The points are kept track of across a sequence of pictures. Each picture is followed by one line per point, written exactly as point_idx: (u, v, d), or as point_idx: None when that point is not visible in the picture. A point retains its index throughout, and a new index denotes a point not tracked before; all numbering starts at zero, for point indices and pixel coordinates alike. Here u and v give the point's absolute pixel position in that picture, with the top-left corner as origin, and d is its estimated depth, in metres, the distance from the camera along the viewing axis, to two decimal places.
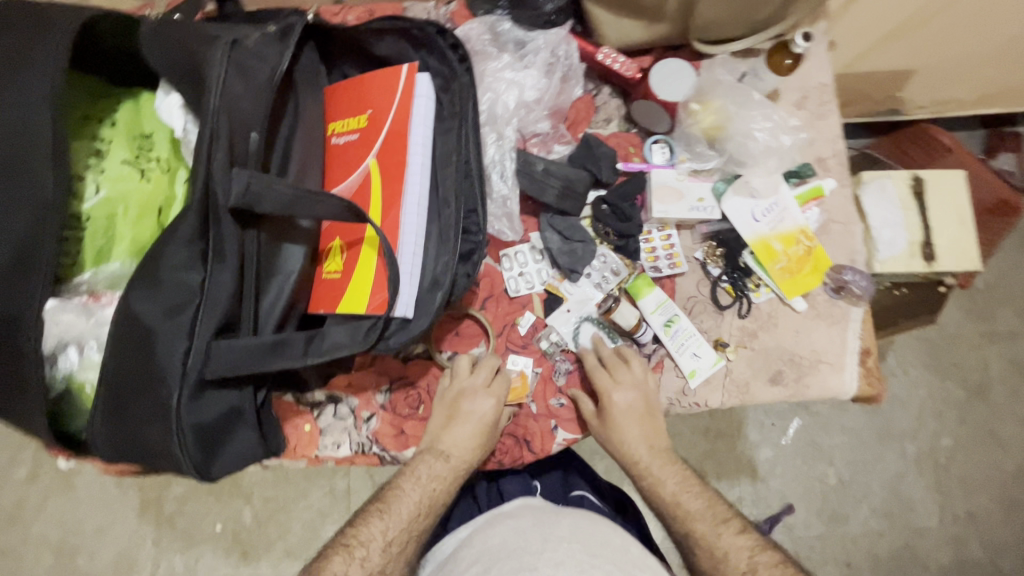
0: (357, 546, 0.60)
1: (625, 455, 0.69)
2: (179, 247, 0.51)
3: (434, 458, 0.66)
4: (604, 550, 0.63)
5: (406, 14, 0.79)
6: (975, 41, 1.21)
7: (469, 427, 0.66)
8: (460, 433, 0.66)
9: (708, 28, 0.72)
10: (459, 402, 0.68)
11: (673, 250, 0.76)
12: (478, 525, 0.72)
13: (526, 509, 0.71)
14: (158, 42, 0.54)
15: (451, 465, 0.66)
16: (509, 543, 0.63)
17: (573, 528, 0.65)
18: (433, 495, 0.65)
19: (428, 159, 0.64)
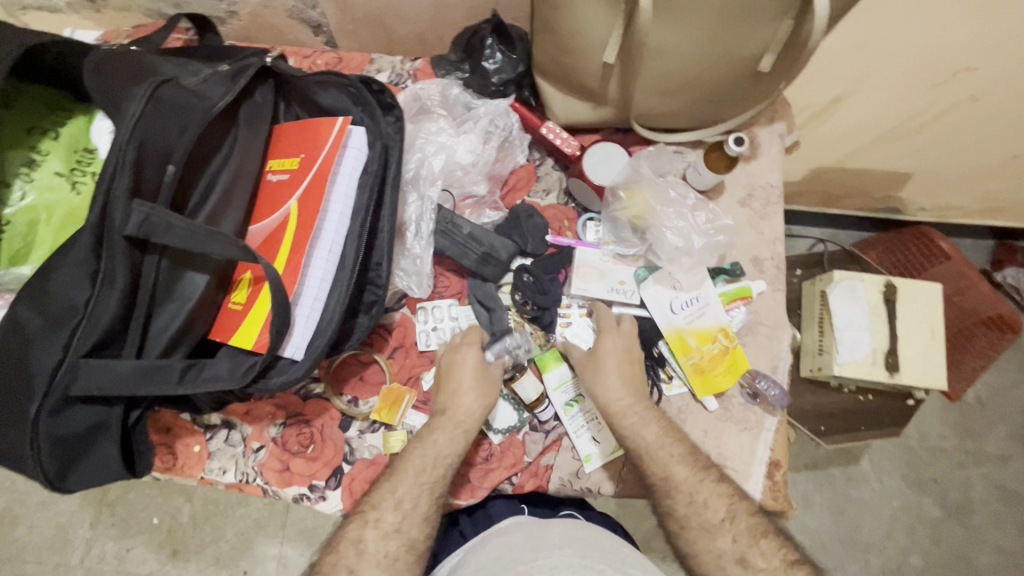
0: (370, 508, 0.61)
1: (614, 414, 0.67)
2: (70, 265, 0.54)
3: (437, 421, 0.67)
4: (600, 552, 0.62)
5: (372, 65, 0.83)
6: (969, 154, 1.19)
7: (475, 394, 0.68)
8: (456, 384, 0.68)
9: (648, 117, 0.75)
10: (448, 362, 0.70)
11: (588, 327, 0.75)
12: (469, 549, 0.71)
13: (520, 525, 0.70)
14: (98, 70, 0.58)
15: (458, 431, 0.66)
16: (501, 559, 0.63)
17: (565, 536, 0.65)
18: (437, 446, 0.65)
19: (347, 209, 0.65)
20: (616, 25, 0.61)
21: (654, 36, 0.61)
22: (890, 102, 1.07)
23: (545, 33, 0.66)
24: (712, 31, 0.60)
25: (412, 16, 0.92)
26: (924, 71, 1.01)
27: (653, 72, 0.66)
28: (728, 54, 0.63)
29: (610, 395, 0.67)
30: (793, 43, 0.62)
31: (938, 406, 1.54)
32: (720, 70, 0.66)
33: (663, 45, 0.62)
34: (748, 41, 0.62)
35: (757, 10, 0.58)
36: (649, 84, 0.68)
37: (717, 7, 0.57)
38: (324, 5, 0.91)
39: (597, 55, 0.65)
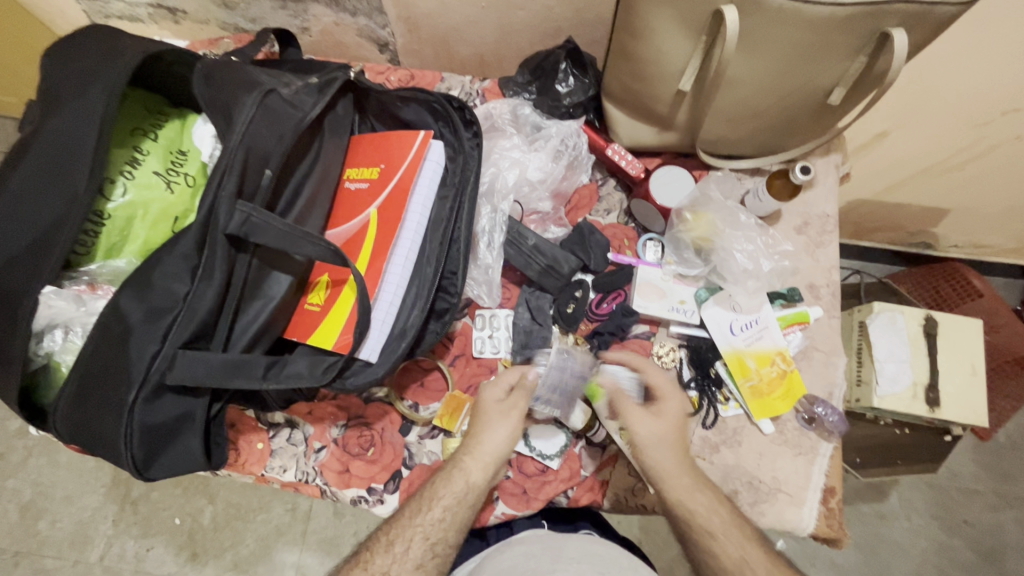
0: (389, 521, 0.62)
1: (663, 470, 0.66)
2: (173, 259, 0.56)
3: (465, 460, 0.66)
4: (615, 568, 0.64)
5: (443, 83, 0.87)
6: (1009, 193, 1.20)
7: (498, 433, 0.67)
8: (485, 427, 0.67)
9: (712, 143, 0.77)
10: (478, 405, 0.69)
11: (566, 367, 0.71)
12: (486, 554, 0.72)
13: (534, 534, 0.71)
14: (208, 78, 0.62)
15: (478, 470, 0.65)
16: (519, 567, 0.64)
17: (582, 549, 0.66)
18: (467, 487, 0.64)
19: (425, 217, 0.68)
20: (695, 56, 0.64)
21: (730, 66, 0.64)
22: (936, 139, 1.09)
23: (620, 60, 0.69)
24: (787, 64, 0.63)
25: (477, 39, 0.96)
26: (971, 111, 1.02)
27: (724, 100, 0.69)
28: (799, 86, 0.66)
29: (659, 457, 0.66)
30: (864, 77, 0.64)
31: (968, 444, 1.53)
32: (789, 102, 0.68)
33: (738, 76, 0.65)
34: (821, 75, 0.64)
35: (834, 46, 0.60)
36: (719, 112, 0.71)
37: (797, 41, 0.60)
38: (394, 25, 0.96)
39: (672, 82, 0.68)
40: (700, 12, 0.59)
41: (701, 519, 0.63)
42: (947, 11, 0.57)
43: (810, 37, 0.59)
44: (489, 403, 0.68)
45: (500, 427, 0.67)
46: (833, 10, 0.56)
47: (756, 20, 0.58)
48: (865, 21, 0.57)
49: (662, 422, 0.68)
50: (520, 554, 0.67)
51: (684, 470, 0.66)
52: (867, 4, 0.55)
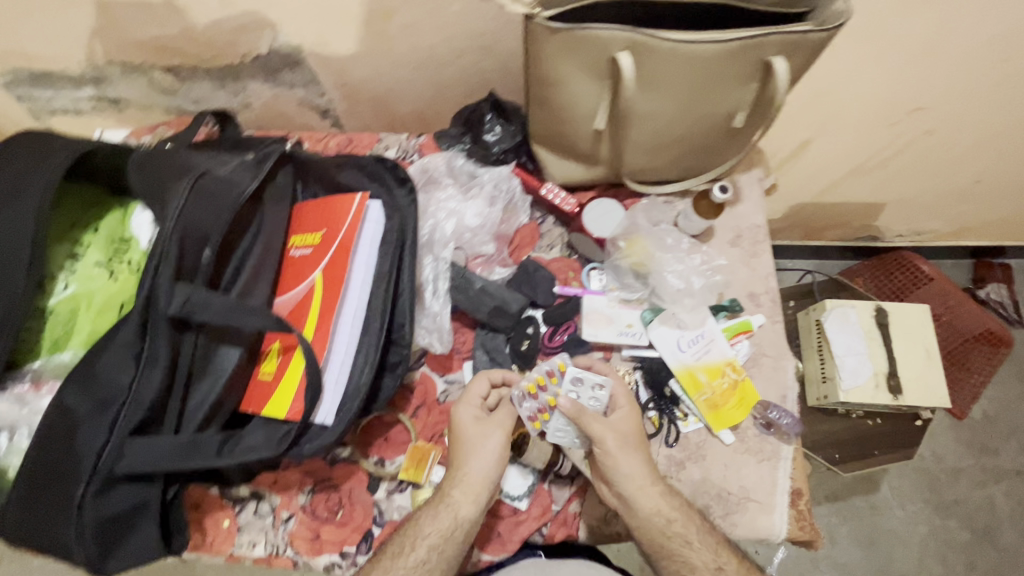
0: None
1: (653, 510, 0.66)
2: (116, 349, 0.57)
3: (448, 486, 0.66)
4: None
5: (380, 143, 0.91)
6: (934, 181, 1.28)
7: (485, 452, 0.67)
8: (470, 448, 0.67)
9: (638, 172, 0.81)
10: (455, 427, 0.69)
11: (583, 385, 0.70)
12: None
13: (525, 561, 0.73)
14: (142, 169, 0.64)
15: (469, 488, 0.66)
16: None
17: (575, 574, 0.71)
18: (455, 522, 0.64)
19: (369, 275, 0.70)
20: (604, 97, 0.68)
21: (637, 103, 0.68)
22: (857, 142, 1.16)
23: (538, 108, 0.73)
24: (688, 96, 0.68)
25: (411, 99, 1.00)
26: (881, 113, 1.09)
27: (640, 133, 0.73)
28: (705, 114, 0.71)
29: (643, 494, 0.66)
30: (761, 101, 0.70)
31: (947, 425, 1.57)
32: (700, 129, 0.73)
33: (647, 111, 0.70)
34: (722, 102, 0.69)
35: (727, 77, 0.66)
36: (637, 144, 0.75)
37: (692, 76, 0.65)
38: (331, 92, 1.00)
39: (588, 122, 0.72)
40: (601, 59, 0.64)
41: (667, 544, 0.66)
42: (817, 38, 0.63)
43: (702, 70, 0.64)
44: (466, 424, 0.68)
45: (486, 447, 0.67)
46: (715, 47, 0.61)
47: (651, 62, 0.63)
48: (748, 53, 0.63)
49: (634, 454, 0.67)
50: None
51: (636, 465, 0.67)
52: (745, 39, 0.61)
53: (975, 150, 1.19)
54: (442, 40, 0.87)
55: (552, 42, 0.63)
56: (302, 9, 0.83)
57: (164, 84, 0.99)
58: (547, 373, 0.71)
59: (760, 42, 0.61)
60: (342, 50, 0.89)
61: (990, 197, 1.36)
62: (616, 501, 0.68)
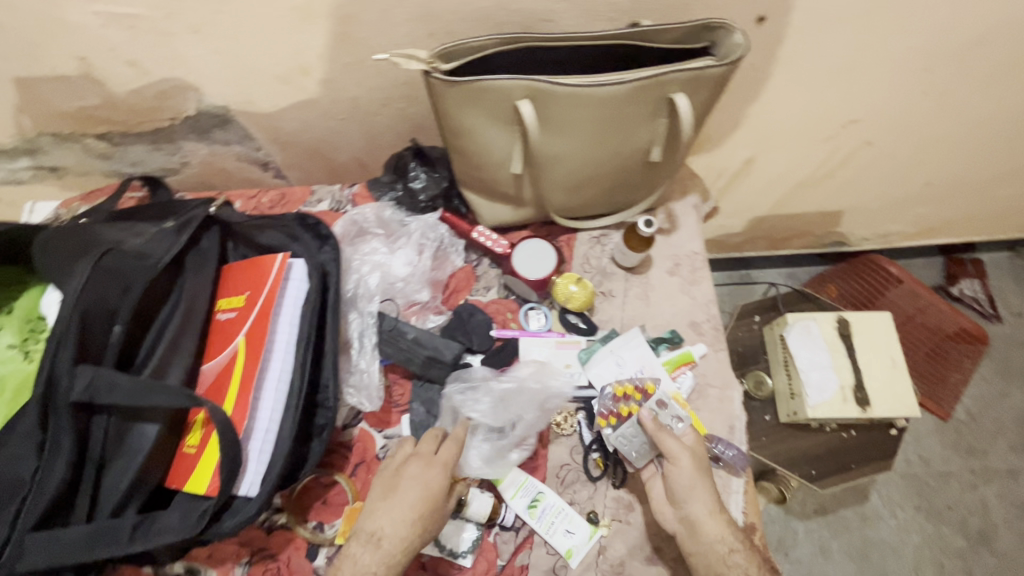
0: None
1: (720, 539, 0.64)
2: (17, 438, 0.56)
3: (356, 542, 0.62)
4: None
5: (313, 196, 0.91)
6: (887, 186, 1.28)
7: (401, 504, 0.63)
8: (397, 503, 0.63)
9: (567, 210, 0.81)
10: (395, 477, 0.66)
11: (666, 408, 0.73)
12: None
13: None
14: (47, 248, 0.63)
15: (382, 545, 0.61)
16: None
17: None
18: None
19: (292, 337, 0.69)
20: (516, 142, 0.68)
21: (549, 145, 0.69)
22: (801, 157, 1.15)
23: (455, 155, 0.73)
24: (600, 136, 0.68)
25: (347, 147, 1.00)
26: (820, 129, 1.08)
27: (558, 174, 0.73)
28: (621, 151, 0.71)
29: (700, 514, 0.65)
30: (673, 135, 0.70)
31: (931, 427, 1.54)
32: (618, 165, 0.73)
33: (560, 153, 0.70)
34: (635, 139, 0.69)
35: (634, 114, 0.66)
36: (557, 184, 0.75)
37: (597, 116, 0.65)
38: (267, 146, 0.99)
39: (506, 167, 0.72)
40: (505, 106, 0.64)
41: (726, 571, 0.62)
42: (714, 72, 0.63)
43: (608, 110, 0.64)
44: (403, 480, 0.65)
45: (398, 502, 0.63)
46: (616, 87, 0.62)
47: (555, 107, 0.64)
48: (651, 91, 0.63)
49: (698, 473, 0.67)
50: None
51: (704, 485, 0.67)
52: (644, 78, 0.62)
53: (919, 155, 1.19)
54: (365, 91, 0.87)
55: (453, 95, 0.63)
56: (219, 72, 0.83)
57: (98, 150, 0.99)
58: (638, 387, 0.75)
59: (659, 80, 0.62)
60: (269, 106, 0.90)
61: (945, 199, 1.36)
62: (677, 525, 0.67)
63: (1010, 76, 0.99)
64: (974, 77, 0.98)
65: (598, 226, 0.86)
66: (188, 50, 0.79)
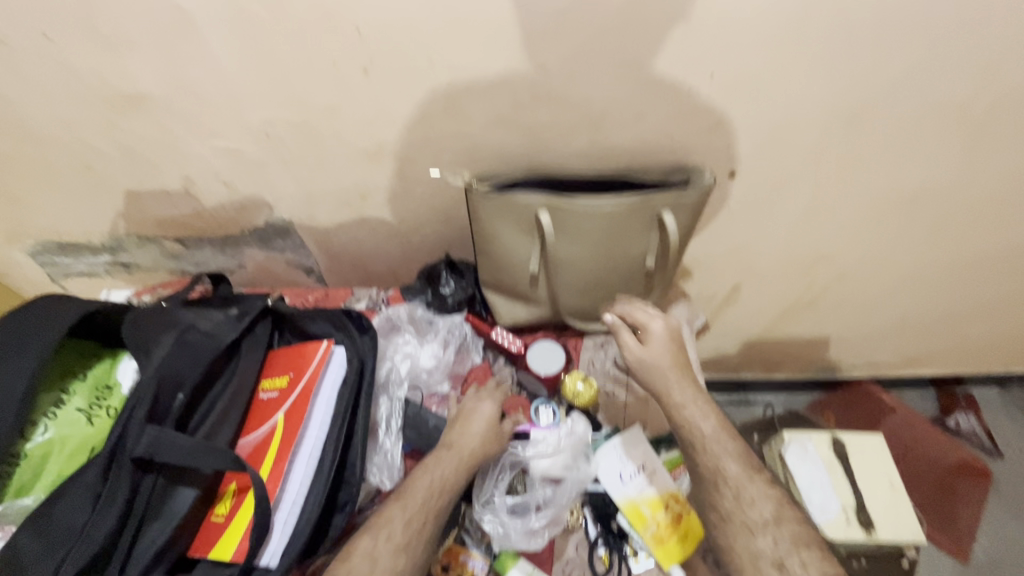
0: None
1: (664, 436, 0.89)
2: (77, 489, 0.62)
3: (445, 452, 0.75)
4: None
5: (353, 297, 1.05)
6: (864, 316, 1.41)
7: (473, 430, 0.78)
8: (467, 428, 0.78)
9: (577, 310, 0.95)
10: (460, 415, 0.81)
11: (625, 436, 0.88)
12: None
13: None
14: (135, 325, 0.74)
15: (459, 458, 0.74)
16: None
17: None
18: (442, 480, 0.72)
19: (327, 416, 0.76)
20: (533, 248, 0.85)
21: (560, 253, 0.85)
22: (781, 287, 1.30)
23: (483, 261, 0.90)
24: (603, 242, 0.84)
25: (385, 260, 1.16)
26: (796, 265, 1.24)
27: (567, 278, 0.89)
28: (620, 260, 0.87)
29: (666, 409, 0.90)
30: (661, 247, 0.87)
31: (947, 567, 1.49)
32: (618, 271, 0.89)
33: (571, 255, 0.85)
34: (630, 250, 0.86)
35: (630, 229, 0.83)
36: (568, 286, 0.91)
37: (599, 228, 0.82)
38: (317, 255, 1.15)
39: (525, 267, 0.88)
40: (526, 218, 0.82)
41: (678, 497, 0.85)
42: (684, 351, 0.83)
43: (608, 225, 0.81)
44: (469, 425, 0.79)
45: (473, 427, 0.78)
46: (614, 206, 0.79)
47: (567, 221, 0.81)
48: (641, 213, 0.81)
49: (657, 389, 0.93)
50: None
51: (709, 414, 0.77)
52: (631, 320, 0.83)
53: (889, 290, 1.33)
54: (408, 215, 1.04)
55: (488, 204, 0.80)
56: (293, 194, 1.01)
57: (172, 251, 1.15)
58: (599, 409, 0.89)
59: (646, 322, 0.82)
60: (326, 223, 1.07)
61: (922, 331, 1.48)
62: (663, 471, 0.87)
63: (956, 227, 1.14)
64: (923, 227, 1.13)
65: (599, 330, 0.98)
66: (273, 176, 0.98)
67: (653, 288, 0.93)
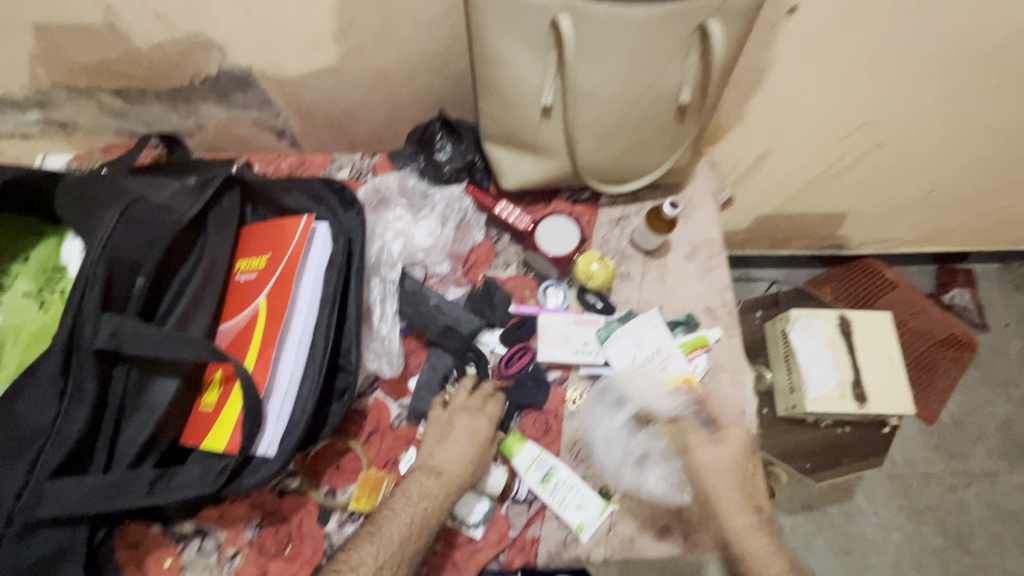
0: None
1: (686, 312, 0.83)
2: (39, 384, 0.56)
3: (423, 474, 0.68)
4: None
5: (334, 164, 0.90)
6: (892, 189, 1.29)
7: (457, 446, 0.70)
8: (453, 446, 0.70)
9: (598, 169, 0.81)
10: (449, 422, 0.72)
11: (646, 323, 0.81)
12: None
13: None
14: (73, 197, 0.63)
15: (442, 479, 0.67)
16: None
17: None
18: (424, 512, 0.64)
19: (314, 301, 0.67)
20: (548, 72, 0.70)
21: (580, 79, 0.69)
22: (811, 157, 1.16)
23: (485, 93, 0.74)
24: (631, 67, 0.68)
25: (366, 119, 0.99)
26: (832, 130, 1.09)
27: (587, 114, 0.73)
28: (650, 91, 0.71)
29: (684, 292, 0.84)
30: (703, 75, 0.71)
31: (917, 430, 1.57)
32: (647, 112, 0.74)
33: (593, 86, 0.70)
34: (663, 77, 0.70)
35: (665, 46, 0.67)
36: (588, 127, 0.75)
37: (629, 43, 0.66)
38: (285, 113, 0.97)
39: (535, 103, 0.73)
40: (540, 29, 0.66)
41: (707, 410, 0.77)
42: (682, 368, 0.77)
43: (642, 36, 0.66)
44: (455, 451, 0.69)
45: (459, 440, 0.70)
46: (650, 11, 0.63)
47: (590, 31, 0.65)
48: (682, 20, 0.65)
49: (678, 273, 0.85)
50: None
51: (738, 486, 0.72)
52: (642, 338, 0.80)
53: (928, 160, 1.19)
54: (391, 61, 0.86)
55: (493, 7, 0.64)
56: (246, 31, 0.81)
57: (112, 107, 0.96)
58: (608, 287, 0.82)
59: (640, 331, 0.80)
60: (292, 70, 0.88)
61: (947, 206, 1.38)
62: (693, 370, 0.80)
63: None
64: (990, 83, 0.98)
65: (630, 188, 0.85)
66: (218, 6, 0.77)
67: (685, 141, 0.79)
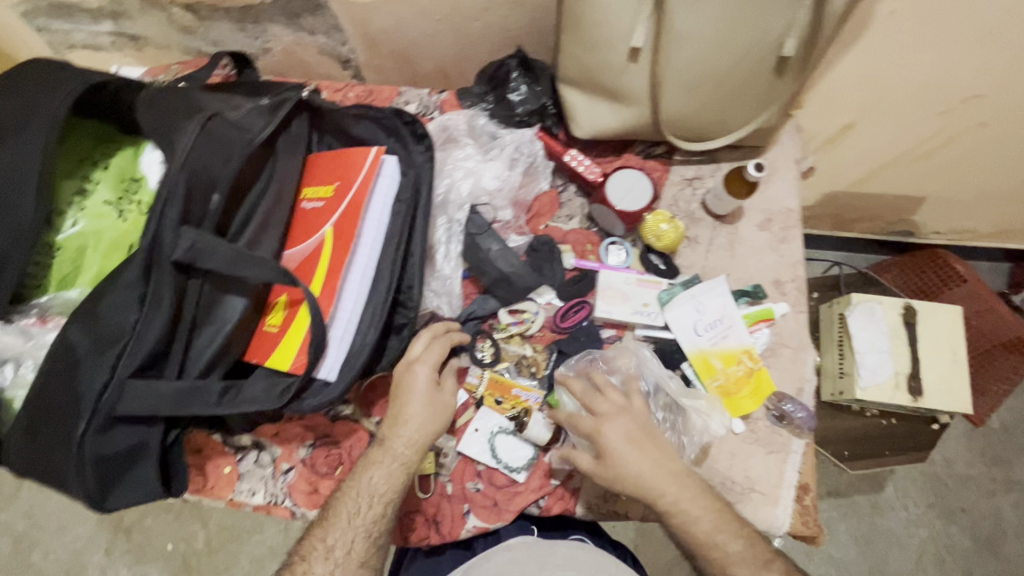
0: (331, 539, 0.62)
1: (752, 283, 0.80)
2: (123, 289, 0.57)
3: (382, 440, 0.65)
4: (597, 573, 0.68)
5: (400, 98, 0.88)
6: (984, 177, 1.17)
7: (418, 409, 0.66)
8: (408, 407, 0.66)
9: (678, 123, 0.76)
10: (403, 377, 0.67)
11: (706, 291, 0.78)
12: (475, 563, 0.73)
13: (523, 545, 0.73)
14: (152, 109, 0.63)
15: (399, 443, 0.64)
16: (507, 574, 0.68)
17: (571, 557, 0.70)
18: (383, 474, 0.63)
19: (380, 236, 0.67)
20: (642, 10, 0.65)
21: (677, 20, 0.64)
22: (902, 132, 1.06)
23: (570, 32, 0.69)
24: (734, 11, 0.63)
25: (433, 53, 0.95)
26: (931, 103, 0.99)
27: (677, 62, 0.68)
28: (750, 41, 0.65)
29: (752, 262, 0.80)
30: (813, 26, 0.64)
31: (963, 431, 1.50)
32: (742, 64, 0.68)
33: (690, 30, 0.65)
34: (767, 25, 0.64)
35: None
36: (675, 76, 0.70)
37: None
38: (352, 40, 0.94)
39: (622, 45, 0.68)
40: None
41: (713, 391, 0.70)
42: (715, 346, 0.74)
43: None
44: (416, 412, 0.66)
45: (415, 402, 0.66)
46: None
47: None
48: None
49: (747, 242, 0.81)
50: (509, 562, 0.70)
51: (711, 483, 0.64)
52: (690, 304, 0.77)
53: None
54: None
55: None
56: None
57: (183, 23, 0.96)
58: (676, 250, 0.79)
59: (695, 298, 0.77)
60: None
61: None
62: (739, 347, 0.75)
63: None
64: None
65: (709, 147, 0.80)
66: None
67: (778, 100, 0.74)
